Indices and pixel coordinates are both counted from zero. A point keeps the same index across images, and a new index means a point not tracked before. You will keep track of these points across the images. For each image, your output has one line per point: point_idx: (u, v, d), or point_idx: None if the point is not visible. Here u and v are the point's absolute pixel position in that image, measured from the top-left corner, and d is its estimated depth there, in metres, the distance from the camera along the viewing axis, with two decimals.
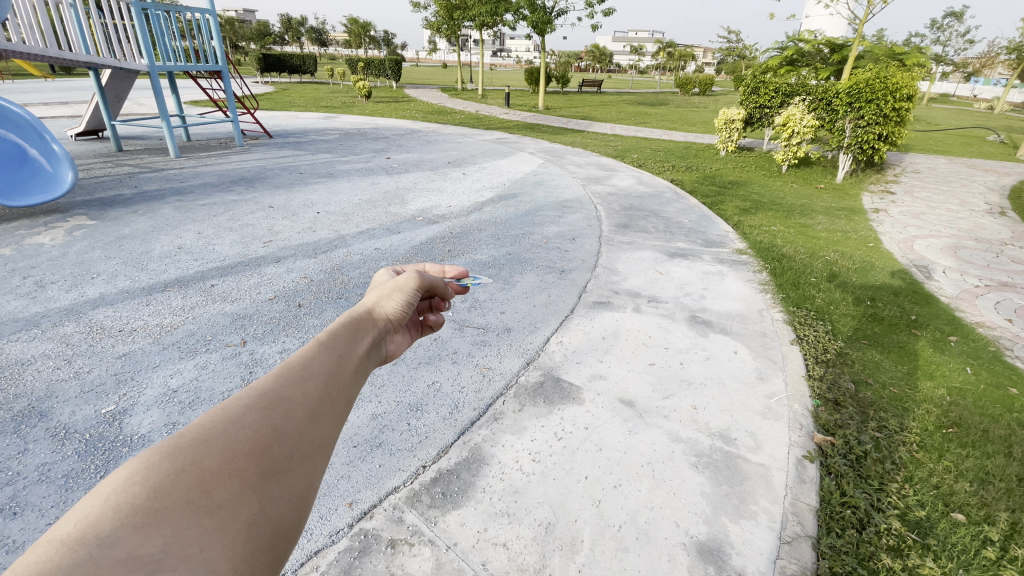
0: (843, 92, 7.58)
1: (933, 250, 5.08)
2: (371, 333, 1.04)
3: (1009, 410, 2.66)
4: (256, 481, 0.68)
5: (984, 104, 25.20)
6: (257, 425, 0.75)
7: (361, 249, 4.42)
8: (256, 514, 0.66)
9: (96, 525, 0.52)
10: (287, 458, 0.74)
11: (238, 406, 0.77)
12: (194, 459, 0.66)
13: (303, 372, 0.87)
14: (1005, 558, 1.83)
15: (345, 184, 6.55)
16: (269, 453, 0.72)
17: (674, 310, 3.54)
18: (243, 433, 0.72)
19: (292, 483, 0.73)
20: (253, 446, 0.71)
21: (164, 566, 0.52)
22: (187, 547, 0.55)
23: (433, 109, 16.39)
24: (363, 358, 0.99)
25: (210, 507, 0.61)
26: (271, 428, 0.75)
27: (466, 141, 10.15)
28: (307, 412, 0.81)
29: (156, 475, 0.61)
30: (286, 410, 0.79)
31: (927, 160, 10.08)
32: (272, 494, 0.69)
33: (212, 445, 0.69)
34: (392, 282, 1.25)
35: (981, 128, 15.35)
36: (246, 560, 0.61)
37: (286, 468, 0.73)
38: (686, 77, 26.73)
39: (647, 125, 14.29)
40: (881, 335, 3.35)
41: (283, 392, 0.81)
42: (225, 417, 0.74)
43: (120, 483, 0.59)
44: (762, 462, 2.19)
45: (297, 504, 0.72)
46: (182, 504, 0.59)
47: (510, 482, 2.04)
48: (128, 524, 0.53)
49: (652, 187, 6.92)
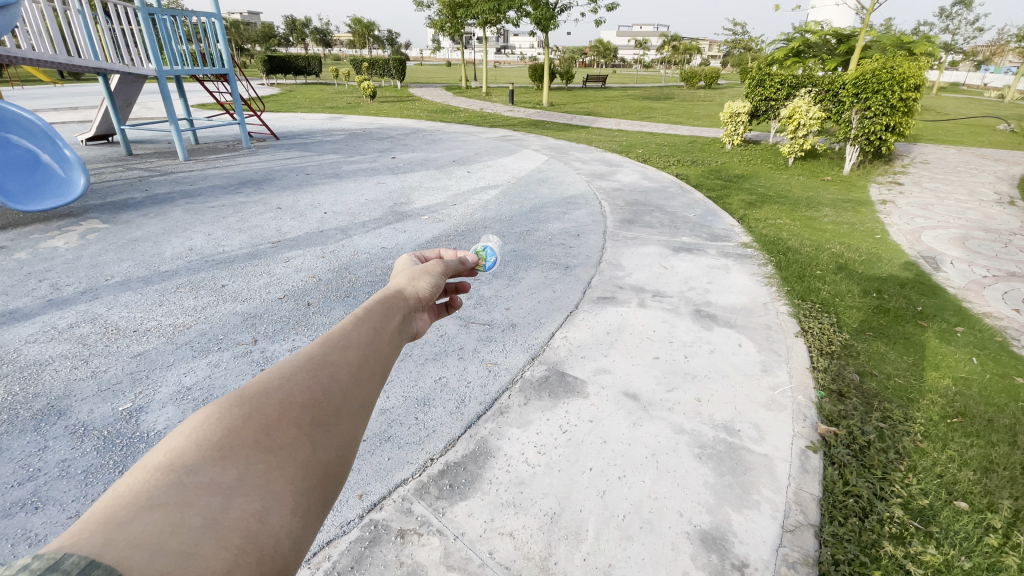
0: (850, 83, 7.52)
1: (941, 241, 5.05)
2: (402, 309, 1.10)
3: (1015, 399, 2.66)
4: (309, 428, 0.77)
5: (995, 93, 24.87)
6: (308, 382, 0.84)
7: (368, 248, 4.47)
8: (311, 457, 0.74)
9: (181, 456, 0.65)
10: (336, 413, 0.83)
11: (291, 366, 0.87)
12: (258, 406, 0.76)
13: (344, 340, 0.95)
14: (1007, 545, 1.84)
15: (351, 184, 6.60)
16: (319, 406, 0.81)
17: (679, 304, 3.56)
18: (296, 387, 0.82)
19: (340, 433, 0.81)
20: (305, 399, 0.81)
21: (239, 491, 0.63)
22: (257, 478, 0.66)
23: (437, 107, 16.44)
24: (398, 331, 1.05)
25: (272, 447, 0.71)
26: (319, 385, 0.84)
27: (470, 139, 10.18)
28: (350, 373, 0.89)
29: (228, 418, 0.73)
30: (332, 372, 0.88)
31: (936, 150, 9.97)
32: (323, 441, 0.78)
33: (271, 397, 0.79)
34: (416, 266, 1.29)
35: (991, 117, 15.16)
36: (306, 493, 0.71)
37: (334, 420, 0.82)
38: (691, 70, 26.61)
39: (652, 119, 14.24)
40: (886, 327, 3.35)
41: (329, 356, 0.90)
42: (281, 374, 0.85)
43: (199, 424, 0.71)
44: (765, 452, 2.21)
45: (346, 452, 0.80)
46: (250, 443, 0.70)
47: (516, 474, 2.08)
48: (206, 456, 0.65)
49: (656, 181, 6.92)
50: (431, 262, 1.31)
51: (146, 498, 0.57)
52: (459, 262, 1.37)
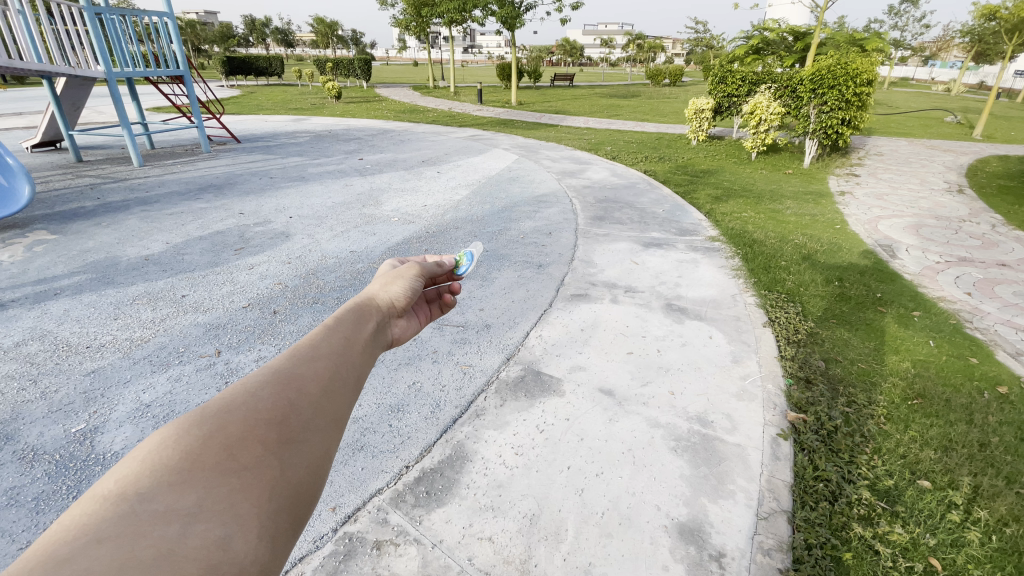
0: (807, 79, 7.76)
1: (896, 229, 5.26)
2: (372, 318, 1.13)
3: (970, 379, 2.79)
4: (275, 447, 0.77)
5: (941, 87, 26.20)
6: (274, 398, 0.84)
7: (336, 252, 4.37)
8: (278, 477, 0.74)
9: (134, 484, 0.62)
10: (303, 429, 0.83)
11: (255, 383, 0.87)
12: (219, 428, 0.75)
13: (313, 353, 0.97)
14: (969, 521, 1.92)
15: (317, 187, 6.44)
16: (286, 424, 0.82)
17: (650, 299, 3.60)
18: (261, 405, 0.82)
19: (307, 451, 0.81)
20: (271, 417, 0.81)
21: (199, 517, 0.61)
22: (218, 503, 0.65)
23: (404, 107, 16.25)
24: (369, 340, 1.08)
25: (236, 469, 0.70)
26: (286, 401, 0.85)
27: (439, 139, 10.08)
28: (318, 388, 0.90)
29: (186, 441, 0.71)
30: (299, 387, 0.89)
31: (890, 142, 10.40)
32: (291, 460, 0.78)
33: (233, 416, 0.79)
34: (394, 271, 1.36)
35: (940, 110, 15.91)
36: (273, 517, 0.70)
37: (302, 437, 0.82)
38: (656, 68, 27.07)
39: (618, 117, 14.41)
40: (848, 314, 3.46)
41: (295, 370, 0.91)
42: (245, 391, 0.85)
43: (154, 449, 0.69)
44: (738, 442, 2.25)
45: (314, 469, 0.80)
46: (211, 465, 0.69)
47: (494, 477, 2.05)
48: (162, 483, 0.63)
49: (625, 178, 7.00)
50: (405, 267, 1.37)
51: (94, 530, 0.54)
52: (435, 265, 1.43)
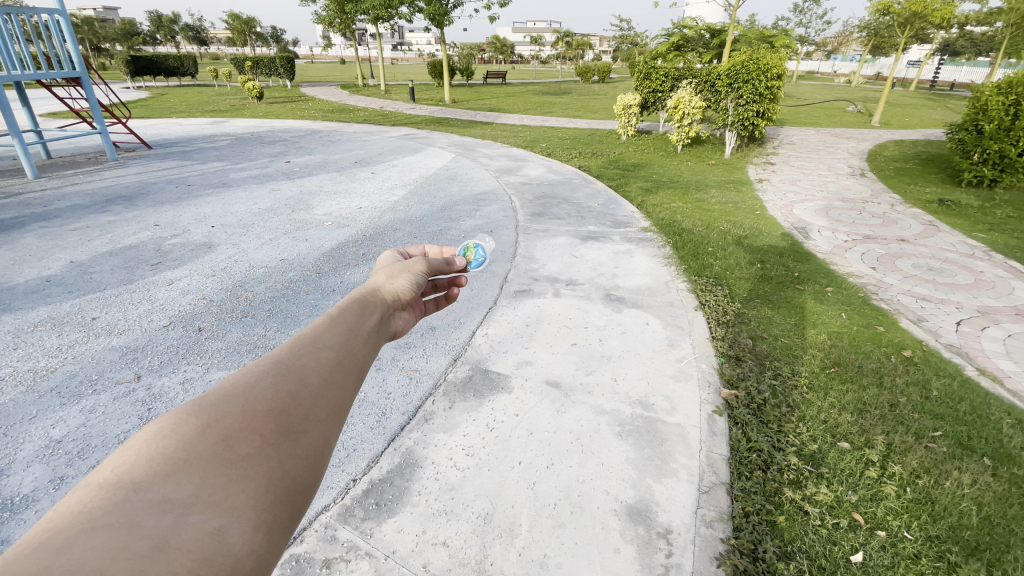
0: (724, 74, 8.22)
1: (809, 212, 5.70)
2: (377, 310, 1.07)
3: (877, 346, 3.08)
4: (273, 438, 0.75)
5: (842, 80, 28.57)
6: (274, 388, 0.82)
7: (265, 262, 4.14)
8: (275, 468, 0.73)
9: (130, 472, 0.62)
10: (304, 420, 0.80)
11: (256, 372, 0.85)
12: (217, 417, 0.74)
13: (316, 342, 0.93)
14: (884, 475, 2.12)
15: (242, 194, 6.08)
16: (286, 414, 0.79)
17: (591, 291, 3.68)
18: (261, 394, 0.80)
19: (307, 442, 0.79)
20: (270, 407, 0.79)
21: (194, 509, 0.61)
22: (213, 494, 0.64)
23: (333, 107, 15.64)
24: (374, 331, 1.03)
25: (232, 461, 0.69)
26: (286, 391, 0.82)
27: (372, 139, 9.80)
28: (321, 379, 0.86)
29: (184, 430, 0.70)
30: (302, 376, 0.85)
31: (799, 132, 11.25)
32: (289, 452, 0.76)
33: (233, 406, 0.77)
34: (399, 263, 1.28)
35: (842, 101, 17.34)
36: (270, 508, 0.69)
37: (302, 428, 0.79)
38: (585, 65, 27.69)
39: (552, 113, 14.63)
40: (771, 293, 3.71)
41: (298, 359, 0.88)
42: (244, 381, 0.83)
43: (152, 436, 0.68)
44: (678, 422, 2.36)
45: (314, 460, 0.78)
46: (207, 456, 0.68)
47: (445, 480, 2.03)
48: (158, 473, 0.63)
49: (561, 174, 7.12)
50: (412, 261, 1.29)
51: (88, 520, 0.54)
52: (442, 263, 1.35)
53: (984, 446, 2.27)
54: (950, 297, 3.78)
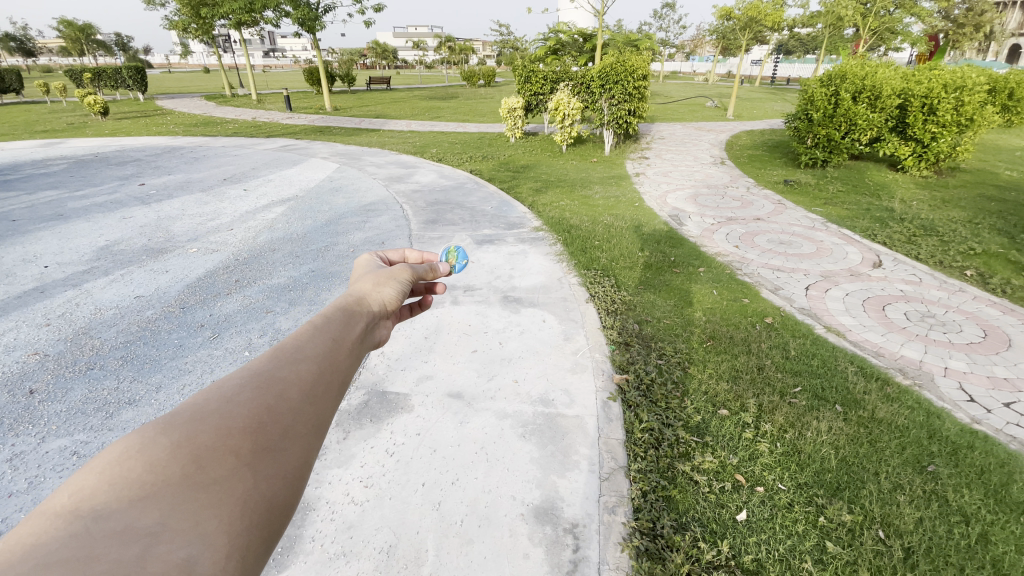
0: (596, 75, 8.70)
1: (681, 201, 6.21)
2: (364, 319, 1.00)
3: (744, 316, 3.42)
4: (250, 458, 0.70)
5: (700, 78, 31.68)
6: (251, 404, 0.77)
7: (116, 302, 3.61)
8: (250, 490, 0.68)
9: (90, 500, 0.58)
10: (282, 437, 0.75)
11: (233, 386, 0.80)
12: (188, 436, 0.69)
13: (296, 354, 0.87)
14: (758, 434, 2.35)
15: (84, 225, 5.26)
16: (263, 431, 0.74)
17: (488, 294, 3.69)
18: (237, 411, 0.75)
19: (287, 460, 0.74)
20: (247, 424, 0.74)
21: (162, 536, 0.56)
22: (183, 520, 0.59)
23: (195, 120, 14.14)
24: (358, 342, 0.97)
25: (205, 483, 0.65)
26: (264, 407, 0.77)
27: (244, 153, 9.01)
28: (304, 394, 0.81)
29: (153, 452, 0.66)
30: (281, 390, 0.80)
31: (669, 128, 12.27)
32: (266, 471, 0.71)
33: (206, 423, 0.72)
34: (383, 268, 1.19)
35: (701, 97, 19.22)
36: (242, 533, 0.64)
37: (281, 445, 0.74)
38: (470, 70, 27.87)
39: (440, 119, 14.51)
40: (653, 279, 3.98)
41: (279, 372, 0.83)
42: (219, 396, 0.77)
43: (120, 459, 0.64)
44: (577, 414, 2.43)
45: (293, 480, 0.73)
46: (176, 479, 0.63)
47: (343, 518, 1.90)
48: (122, 500, 0.58)
49: (452, 179, 7.07)
50: (397, 266, 1.20)
51: (47, 550, 0.49)
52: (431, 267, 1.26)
53: (835, 395, 2.60)
54: (799, 266, 4.32)
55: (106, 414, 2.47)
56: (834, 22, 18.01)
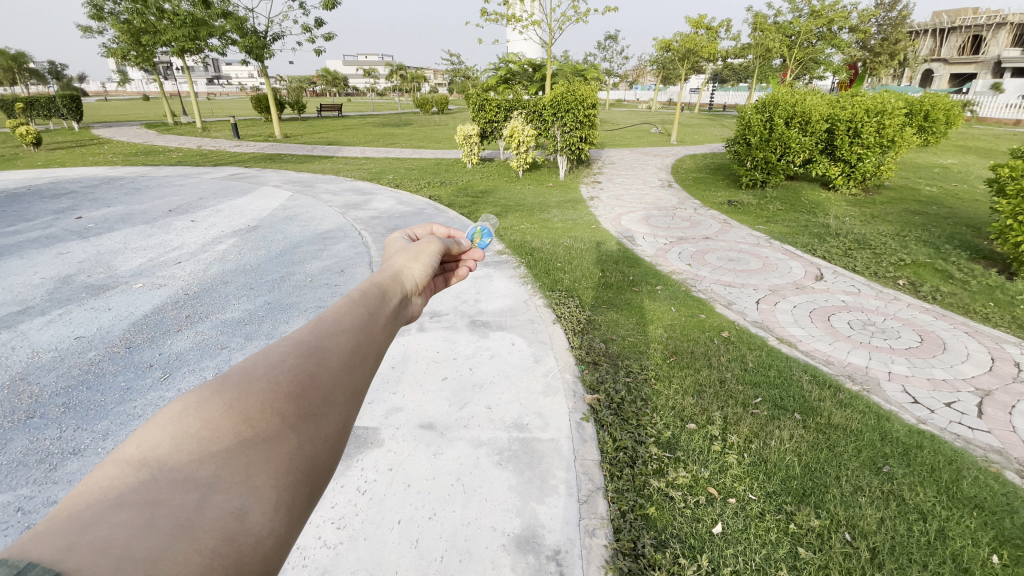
0: (548, 104, 8.99)
1: (635, 222, 6.45)
2: (395, 296, 0.99)
3: (703, 331, 3.56)
4: (294, 420, 0.70)
5: (645, 106, 33.25)
6: (296, 368, 0.76)
7: (53, 344, 3.34)
8: (295, 451, 0.68)
9: (155, 450, 0.60)
10: (324, 401, 0.75)
11: (278, 352, 0.80)
12: (240, 396, 0.69)
13: (336, 324, 0.86)
14: (726, 446, 2.42)
15: (10, 262, 4.85)
16: (306, 395, 0.74)
17: (455, 319, 3.66)
18: (282, 374, 0.75)
19: (327, 425, 0.74)
20: (291, 388, 0.73)
21: (217, 487, 0.58)
22: (236, 472, 0.61)
23: (133, 149, 13.46)
24: (390, 318, 0.96)
25: (254, 442, 0.65)
26: (307, 371, 0.76)
27: (189, 183, 8.64)
28: (345, 364, 0.80)
29: (208, 409, 0.66)
30: (322, 358, 0.79)
31: (618, 153, 12.76)
32: (310, 433, 0.71)
33: (256, 383, 0.72)
34: (409, 247, 1.18)
35: (646, 124, 20.18)
36: (289, 489, 0.65)
37: (322, 411, 0.74)
38: (422, 98, 28.05)
39: (394, 145, 14.48)
40: (614, 298, 4.08)
41: (321, 341, 0.82)
42: (265, 361, 0.78)
43: (179, 414, 0.65)
44: (551, 437, 2.43)
45: (333, 443, 0.73)
46: (228, 437, 0.64)
47: (316, 564, 1.80)
48: (184, 452, 0.60)
49: (411, 205, 7.05)
50: (422, 245, 1.19)
51: (115, 498, 0.53)
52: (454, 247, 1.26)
53: (793, 404, 2.73)
54: (749, 281, 4.55)
55: (49, 466, 2.25)
56: (763, 55, 19.43)
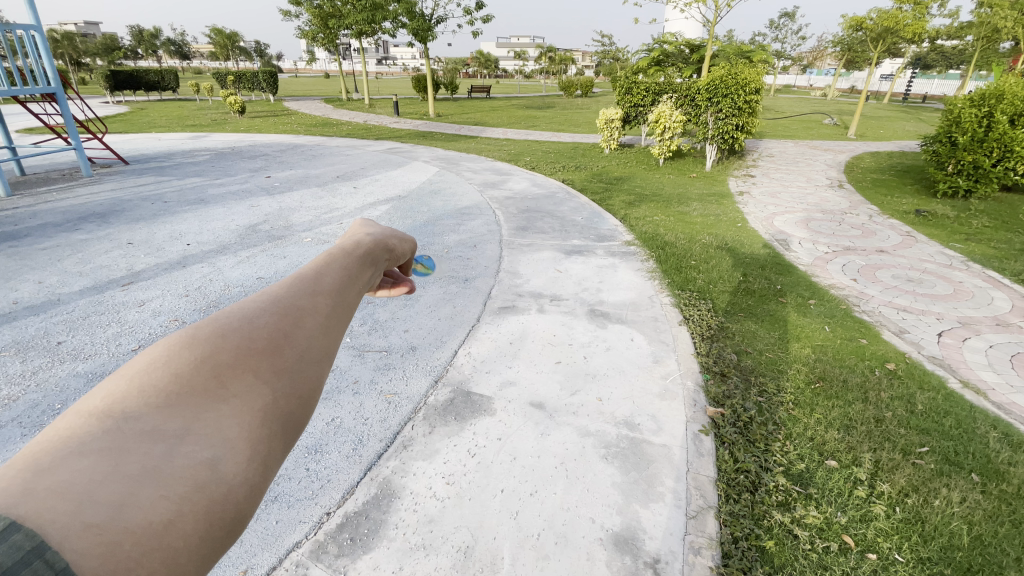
0: (703, 88, 8.37)
1: (790, 224, 5.77)
2: (375, 260, 0.91)
3: (860, 358, 3.09)
4: (270, 375, 0.64)
5: (819, 92, 29.17)
6: (270, 326, 0.70)
7: (241, 281, 4.03)
8: (271, 404, 0.62)
9: (121, 402, 0.54)
10: (301, 357, 0.69)
11: (252, 309, 0.73)
12: (211, 351, 0.63)
13: (316, 284, 0.79)
14: (874, 495, 2.09)
15: (219, 210, 5.94)
16: (281, 351, 0.67)
17: (575, 306, 3.64)
18: (256, 332, 0.69)
19: (306, 381, 0.68)
20: (262, 346, 0.67)
21: (186, 439, 0.53)
22: (208, 425, 0.56)
23: (315, 121, 15.48)
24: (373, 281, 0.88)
25: (225, 396, 0.59)
26: (282, 329, 0.70)
27: (355, 153, 9.72)
28: (324, 322, 0.73)
29: (176, 364, 0.60)
30: (299, 318, 0.73)
31: (779, 145, 11.46)
32: (288, 388, 0.65)
33: (228, 340, 0.66)
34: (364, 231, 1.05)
35: (818, 114, 17.79)
36: (267, 442, 0.60)
37: (300, 367, 0.68)
38: (568, 80, 27.88)
39: (535, 128, 14.70)
40: (755, 307, 3.71)
41: (295, 301, 0.75)
42: (237, 317, 0.71)
43: (143, 367, 0.59)
44: (664, 443, 2.31)
45: (313, 401, 0.67)
46: (199, 391, 0.58)
47: (424, 512, 1.95)
48: (150, 403, 0.54)
49: (545, 187, 7.12)
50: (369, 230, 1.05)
51: (68, 445, 0.47)
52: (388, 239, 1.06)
53: (970, 462, 2.25)
54: (931, 308, 3.82)
55: None
56: (990, 34, 15.87)
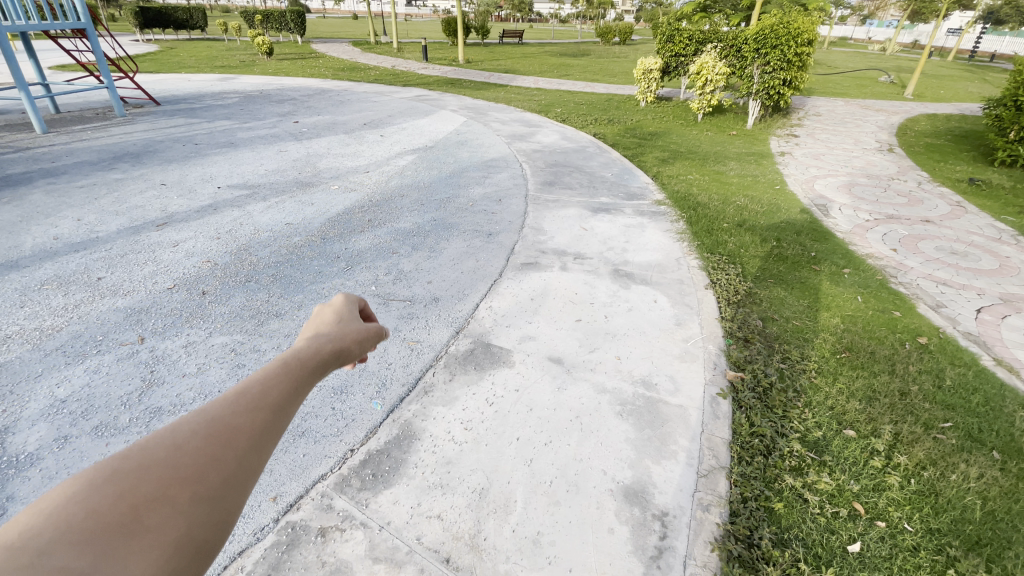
0: (751, 38, 7.83)
1: (831, 189, 5.50)
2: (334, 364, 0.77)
3: (892, 331, 2.99)
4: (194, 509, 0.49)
5: (878, 45, 26.98)
6: (207, 445, 0.55)
7: (270, 226, 4.10)
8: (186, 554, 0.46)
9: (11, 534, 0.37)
10: (235, 486, 0.53)
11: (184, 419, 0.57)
12: (133, 475, 0.47)
13: (266, 390, 0.64)
14: (890, 466, 2.08)
15: (248, 154, 5.97)
16: (216, 477, 0.52)
17: (599, 265, 3.60)
18: (187, 448, 0.53)
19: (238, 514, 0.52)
20: (190, 470, 0.51)
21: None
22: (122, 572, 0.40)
23: (343, 65, 15.17)
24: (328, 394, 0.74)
25: (140, 534, 0.43)
26: (220, 448, 0.55)
27: (383, 100, 9.54)
28: (266, 441, 0.59)
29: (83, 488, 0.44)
30: (239, 433, 0.57)
31: (827, 103, 10.77)
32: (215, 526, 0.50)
33: (153, 459, 0.50)
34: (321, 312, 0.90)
35: (874, 70, 16.54)
36: None
37: (233, 499, 0.52)
38: (605, 26, 26.41)
39: (568, 77, 14.09)
40: (785, 273, 3.60)
41: (238, 413, 0.59)
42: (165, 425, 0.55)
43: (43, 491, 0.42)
44: (680, 403, 2.33)
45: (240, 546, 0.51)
46: (111, 531, 0.42)
47: (442, 454, 2.04)
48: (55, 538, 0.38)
49: (575, 141, 6.91)
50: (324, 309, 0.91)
51: None
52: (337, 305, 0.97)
53: (995, 440, 2.21)
54: (973, 282, 3.64)
55: (259, 321, 2.87)
56: None
